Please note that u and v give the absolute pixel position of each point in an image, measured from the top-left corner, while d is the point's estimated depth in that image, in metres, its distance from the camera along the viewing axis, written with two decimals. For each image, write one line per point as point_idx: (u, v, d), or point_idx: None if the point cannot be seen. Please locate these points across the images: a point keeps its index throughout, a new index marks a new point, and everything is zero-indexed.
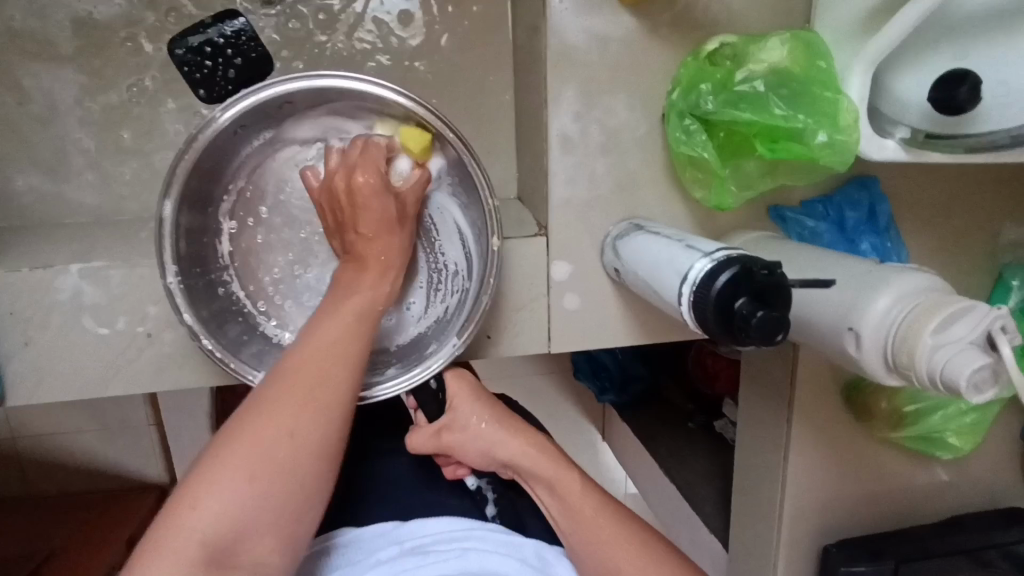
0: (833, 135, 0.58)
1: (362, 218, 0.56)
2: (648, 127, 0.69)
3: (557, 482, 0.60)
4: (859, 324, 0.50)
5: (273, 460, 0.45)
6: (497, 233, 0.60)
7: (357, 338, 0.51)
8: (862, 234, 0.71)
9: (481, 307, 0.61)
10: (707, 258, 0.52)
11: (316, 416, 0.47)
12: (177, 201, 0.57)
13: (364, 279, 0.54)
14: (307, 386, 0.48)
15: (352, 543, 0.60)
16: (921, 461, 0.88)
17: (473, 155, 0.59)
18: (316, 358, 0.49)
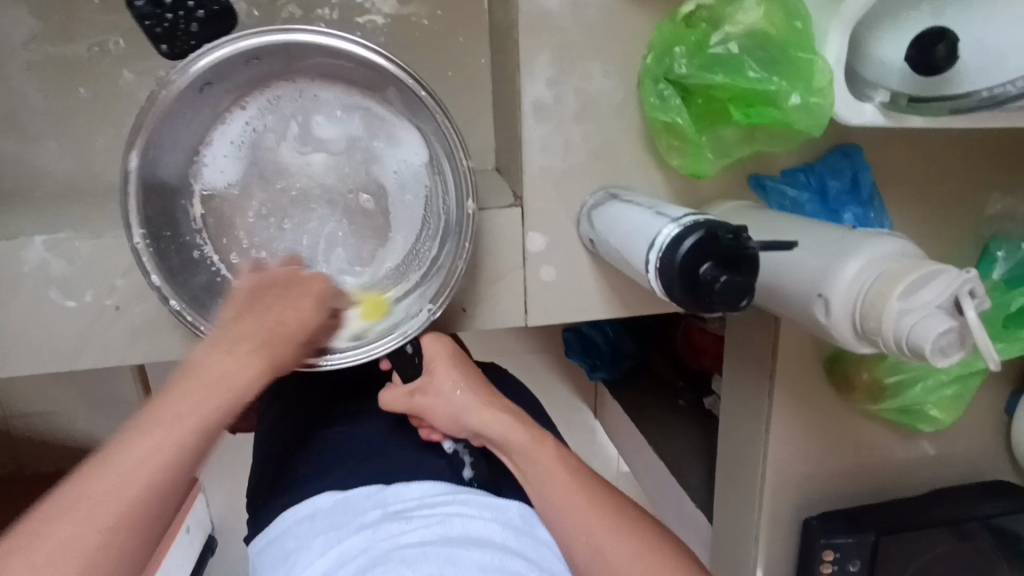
0: (807, 97, 0.57)
1: (288, 320, 0.53)
2: (625, 94, 0.68)
3: (527, 448, 0.59)
4: (829, 290, 0.49)
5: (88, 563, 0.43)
6: (472, 197, 0.61)
7: (214, 413, 0.49)
8: (845, 205, 0.69)
9: (456, 266, 0.62)
10: (674, 223, 0.51)
11: (151, 502, 0.45)
12: (142, 156, 0.57)
13: (243, 375, 0.50)
14: (144, 469, 0.45)
15: (333, 508, 0.57)
16: (903, 434, 0.88)
17: (446, 116, 0.60)
18: (139, 471, 0.45)
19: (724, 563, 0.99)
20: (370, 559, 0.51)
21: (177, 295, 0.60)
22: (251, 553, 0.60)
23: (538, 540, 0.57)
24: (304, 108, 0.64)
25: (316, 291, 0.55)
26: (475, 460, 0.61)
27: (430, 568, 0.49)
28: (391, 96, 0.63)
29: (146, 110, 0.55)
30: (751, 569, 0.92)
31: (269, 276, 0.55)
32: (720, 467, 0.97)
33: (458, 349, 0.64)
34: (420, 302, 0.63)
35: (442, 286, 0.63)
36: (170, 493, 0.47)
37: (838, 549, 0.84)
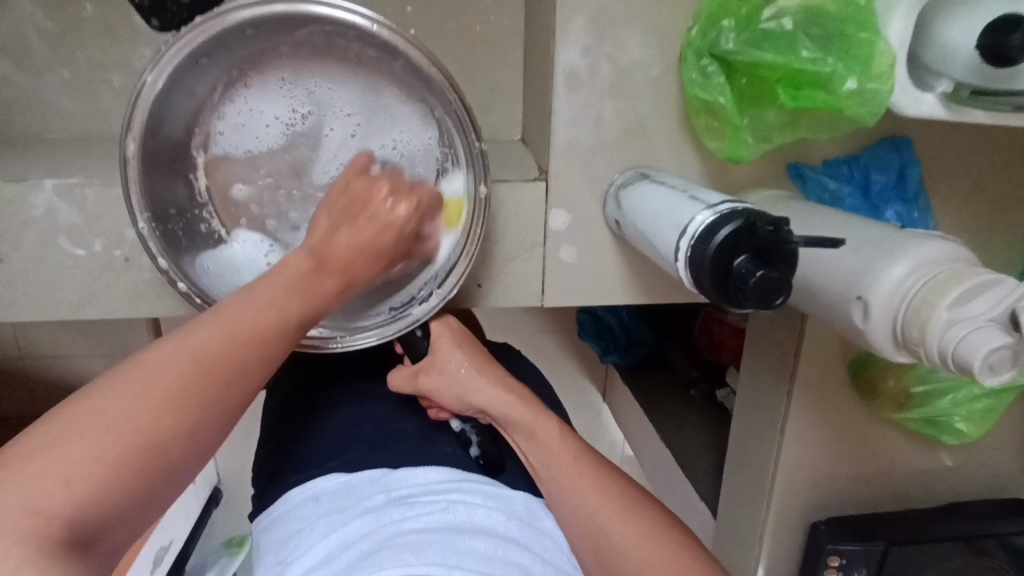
0: (864, 82, 0.53)
1: (367, 228, 0.49)
2: (664, 68, 0.64)
3: (530, 428, 0.58)
4: (869, 293, 0.46)
5: (161, 437, 0.38)
6: (484, 181, 0.58)
7: (282, 315, 0.44)
8: (887, 201, 0.66)
9: (472, 241, 0.59)
10: (710, 211, 0.48)
11: (209, 407, 0.40)
12: (139, 136, 0.53)
13: (325, 282, 0.47)
14: (212, 368, 0.41)
15: (337, 491, 0.55)
16: (924, 444, 0.85)
17: (459, 96, 0.56)
18: (226, 350, 0.41)
19: (726, 558, 0.97)
20: (372, 543, 0.49)
21: (185, 276, 0.57)
22: (255, 530, 0.59)
23: (542, 532, 0.55)
24: (303, 83, 0.58)
25: (395, 215, 0.51)
26: (481, 436, 0.61)
27: (433, 554, 0.47)
28: (401, 74, 0.57)
29: (140, 89, 0.52)
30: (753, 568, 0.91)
31: (349, 185, 0.52)
32: (730, 463, 0.95)
33: (464, 327, 0.62)
34: (431, 285, 0.60)
35: (453, 267, 0.60)
36: (232, 400, 0.42)
37: (846, 555, 0.82)
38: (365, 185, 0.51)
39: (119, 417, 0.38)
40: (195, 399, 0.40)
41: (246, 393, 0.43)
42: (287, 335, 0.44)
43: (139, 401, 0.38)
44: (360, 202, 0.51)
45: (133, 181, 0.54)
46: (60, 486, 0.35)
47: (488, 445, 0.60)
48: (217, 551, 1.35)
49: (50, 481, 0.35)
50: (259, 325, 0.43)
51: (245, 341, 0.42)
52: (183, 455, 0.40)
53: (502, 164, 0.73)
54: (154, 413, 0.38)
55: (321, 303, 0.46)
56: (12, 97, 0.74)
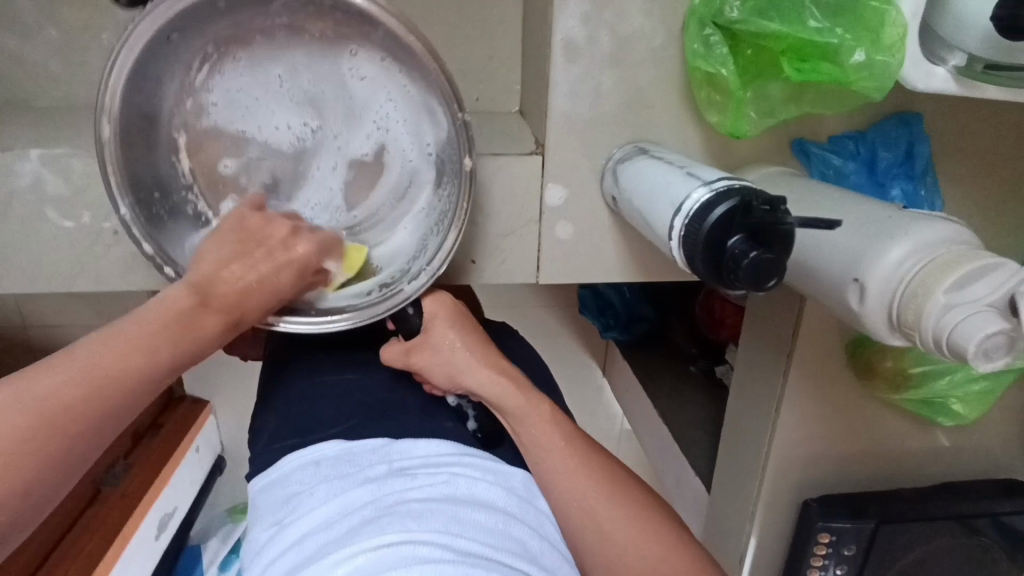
0: (872, 54, 0.50)
1: (252, 271, 0.47)
2: (665, 38, 0.62)
3: (521, 412, 0.57)
4: (866, 274, 0.45)
5: (17, 472, 0.39)
6: (469, 153, 0.55)
7: (156, 356, 0.44)
8: (894, 179, 0.64)
9: (457, 217, 0.57)
10: (707, 188, 0.47)
11: (58, 453, 0.40)
12: (112, 118, 0.52)
13: (207, 322, 0.46)
14: (64, 415, 0.40)
15: (338, 458, 0.55)
16: (920, 424, 0.84)
17: (440, 66, 0.53)
18: (86, 385, 0.41)
19: (718, 532, 0.99)
20: (374, 509, 0.49)
21: (172, 261, 0.56)
22: (251, 492, 0.60)
23: (539, 509, 0.55)
24: (279, 55, 0.56)
25: (294, 256, 0.49)
26: (478, 410, 0.60)
27: (435, 523, 0.47)
28: (386, 48, 0.55)
29: (110, 70, 0.50)
30: (743, 542, 0.92)
31: (245, 222, 0.49)
32: (724, 440, 0.95)
33: (460, 305, 0.61)
34: (419, 261, 0.59)
35: (439, 245, 0.58)
36: (87, 442, 0.42)
37: (836, 532, 0.83)
38: (262, 221, 0.49)
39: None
40: (41, 442, 0.40)
41: (103, 435, 0.43)
42: (159, 375, 0.44)
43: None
44: (253, 237, 0.48)
45: (110, 165, 0.53)
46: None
47: (485, 418, 0.60)
48: (220, 516, 1.37)
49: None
50: (126, 370, 0.42)
51: (105, 384, 0.42)
52: (31, 498, 0.40)
53: (497, 136, 0.71)
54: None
55: (204, 345, 0.46)
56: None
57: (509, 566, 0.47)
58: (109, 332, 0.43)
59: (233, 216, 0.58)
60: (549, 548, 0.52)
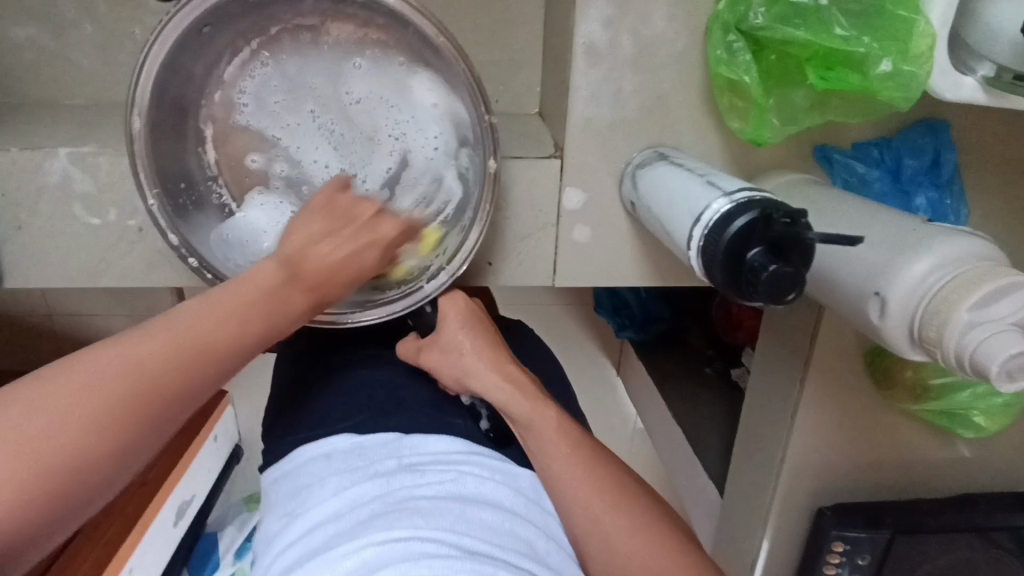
0: (900, 64, 0.49)
1: (343, 245, 0.50)
2: (688, 42, 0.61)
3: (529, 416, 0.57)
4: (887, 288, 0.44)
5: (100, 440, 0.39)
6: (494, 154, 0.55)
7: (238, 331, 0.44)
8: (918, 186, 0.63)
9: (481, 215, 0.58)
10: (727, 198, 0.46)
11: (139, 424, 0.40)
12: (147, 113, 0.52)
13: (293, 298, 0.47)
14: (151, 386, 0.40)
15: (348, 451, 0.56)
16: (940, 435, 0.83)
17: (469, 67, 0.54)
18: (172, 356, 0.41)
19: (731, 537, 0.98)
20: (383, 504, 0.50)
21: (197, 252, 0.56)
22: (264, 480, 0.60)
23: (545, 510, 0.55)
24: (311, 58, 0.59)
25: (380, 234, 0.53)
26: (491, 410, 0.62)
27: (443, 520, 0.48)
28: (415, 50, 0.58)
29: (141, 67, 0.51)
30: (755, 548, 0.91)
31: (332, 198, 0.52)
32: (738, 445, 0.95)
33: (473, 306, 0.62)
34: (439, 259, 0.61)
35: (463, 243, 0.59)
36: (170, 413, 0.42)
37: (850, 541, 0.82)
38: (348, 201, 0.53)
39: (39, 429, 0.38)
40: (126, 411, 0.40)
41: (180, 412, 0.42)
42: (240, 352, 0.44)
43: (65, 414, 0.38)
44: (342, 212, 0.52)
45: (142, 156, 0.53)
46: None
47: (498, 419, 0.62)
48: (236, 506, 1.40)
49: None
50: (211, 346, 0.43)
51: (190, 358, 0.42)
52: (112, 468, 0.40)
53: (516, 139, 0.71)
54: (79, 429, 0.38)
55: (284, 320, 0.47)
56: (26, 60, 0.74)
57: (514, 564, 0.47)
58: (196, 305, 0.44)
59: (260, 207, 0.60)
60: (555, 547, 0.52)
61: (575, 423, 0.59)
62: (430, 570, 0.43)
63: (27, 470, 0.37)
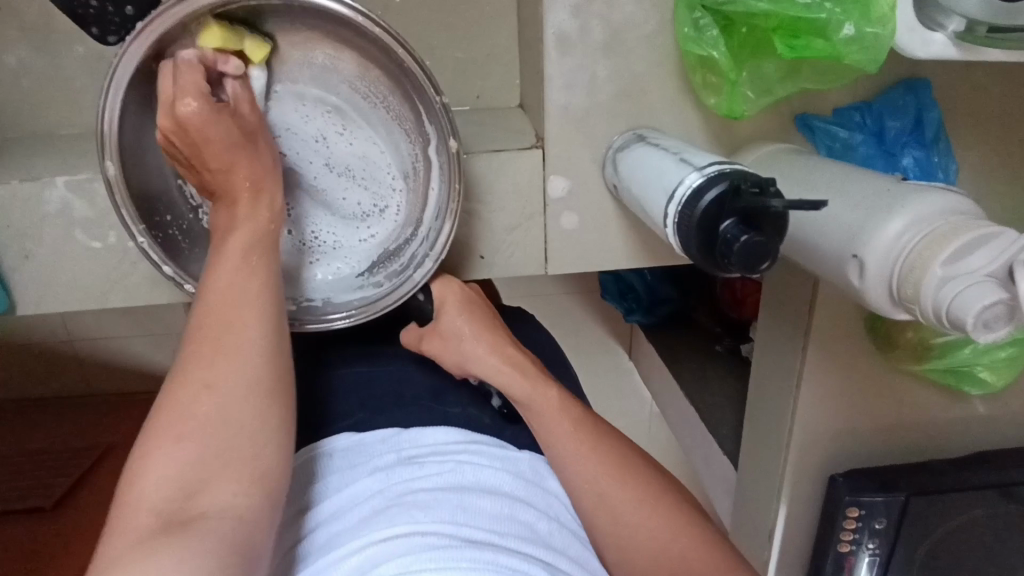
0: (862, 27, 0.50)
1: (209, 152, 0.51)
2: (658, 22, 0.62)
3: (530, 399, 0.58)
4: (864, 250, 0.45)
5: (208, 381, 0.43)
6: (454, 138, 0.58)
7: (241, 257, 0.49)
8: (905, 147, 0.63)
9: (453, 198, 0.60)
10: (698, 174, 0.47)
11: (221, 367, 0.44)
12: (117, 156, 0.55)
13: (238, 214, 0.52)
14: (210, 339, 0.45)
15: (348, 448, 0.57)
16: (948, 394, 0.83)
17: (410, 54, 0.55)
18: (211, 304, 0.46)
19: (748, 510, 0.99)
20: (383, 500, 0.51)
21: (191, 278, 0.60)
22: None
23: (547, 490, 0.57)
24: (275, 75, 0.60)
25: (198, 112, 0.50)
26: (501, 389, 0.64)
27: (442, 512, 0.49)
28: (361, 49, 0.59)
29: (104, 100, 0.52)
30: (771, 520, 0.92)
31: (163, 132, 0.52)
32: (747, 420, 0.95)
33: (472, 294, 0.65)
34: (422, 248, 0.62)
35: (440, 232, 0.61)
36: (238, 340, 0.45)
37: (865, 506, 0.82)
38: (172, 118, 0.51)
39: (166, 415, 0.42)
40: (204, 356, 0.44)
41: (250, 333, 0.46)
42: (248, 268, 0.48)
43: (169, 398, 0.43)
44: (192, 130, 0.51)
45: (123, 197, 0.56)
46: (147, 480, 0.40)
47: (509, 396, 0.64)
48: None
49: (148, 478, 0.40)
50: (232, 284, 0.47)
51: (225, 301, 0.46)
52: (239, 399, 0.43)
53: (496, 131, 0.72)
54: (181, 400, 0.42)
55: (252, 227, 0.51)
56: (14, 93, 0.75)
57: (517, 548, 0.48)
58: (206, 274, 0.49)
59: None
60: (558, 527, 0.53)
61: (578, 403, 0.60)
62: (432, 561, 0.44)
63: (172, 448, 0.41)
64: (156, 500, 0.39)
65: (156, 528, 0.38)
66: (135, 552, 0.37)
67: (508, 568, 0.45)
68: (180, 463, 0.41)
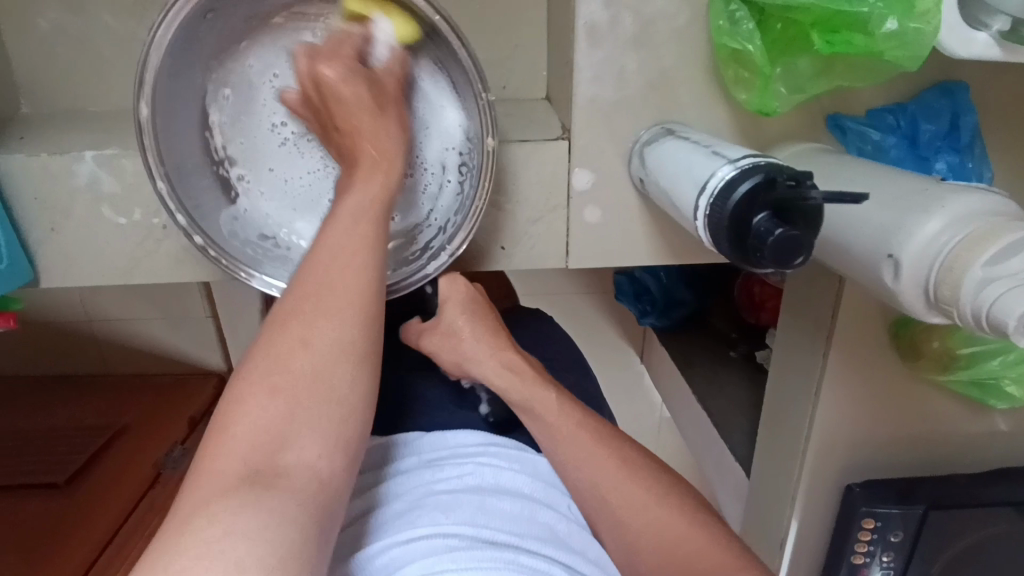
0: (905, 22, 0.48)
1: (337, 112, 0.54)
2: (690, 16, 0.61)
3: (528, 404, 0.57)
4: (899, 251, 0.43)
5: (309, 336, 0.43)
6: (492, 131, 0.57)
7: (356, 220, 0.48)
8: (939, 152, 0.61)
9: (479, 198, 0.59)
10: (731, 166, 0.46)
11: (318, 325, 0.43)
12: (152, 102, 0.54)
13: (359, 176, 0.51)
14: (307, 303, 0.44)
15: (374, 452, 0.58)
16: (971, 407, 0.81)
17: (465, 46, 0.54)
18: (319, 262, 0.46)
19: (759, 516, 0.97)
20: (406, 503, 0.51)
21: (202, 232, 0.60)
22: None
23: (565, 494, 0.56)
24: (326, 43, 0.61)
25: (326, 74, 0.54)
26: (488, 394, 0.64)
27: (461, 514, 0.49)
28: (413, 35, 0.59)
29: (147, 51, 0.52)
30: (783, 528, 0.91)
31: (305, 89, 0.56)
32: (764, 425, 0.93)
33: (475, 292, 0.62)
34: (441, 242, 0.62)
35: (460, 228, 0.61)
36: (338, 302, 0.44)
37: (880, 518, 0.81)
38: (309, 74, 0.54)
39: (262, 366, 0.42)
40: (307, 313, 0.44)
41: (349, 295, 0.45)
42: (355, 238, 0.47)
43: (259, 354, 0.43)
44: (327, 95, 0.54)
45: (150, 144, 0.56)
46: (240, 428, 0.40)
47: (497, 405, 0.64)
48: None
49: (240, 428, 0.40)
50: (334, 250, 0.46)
51: (329, 261, 0.46)
52: (334, 358, 0.43)
53: (524, 122, 0.71)
54: (278, 354, 0.42)
55: (368, 192, 0.50)
56: (43, 70, 0.76)
57: (537, 550, 0.48)
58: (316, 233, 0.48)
59: (297, 180, 0.63)
60: (576, 528, 0.53)
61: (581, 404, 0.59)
62: (452, 562, 0.44)
63: (258, 403, 0.41)
64: (249, 450, 0.40)
65: (239, 481, 0.38)
66: (224, 504, 0.37)
67: (530, 569, 0.45)
68: (269, 417, 0.40)
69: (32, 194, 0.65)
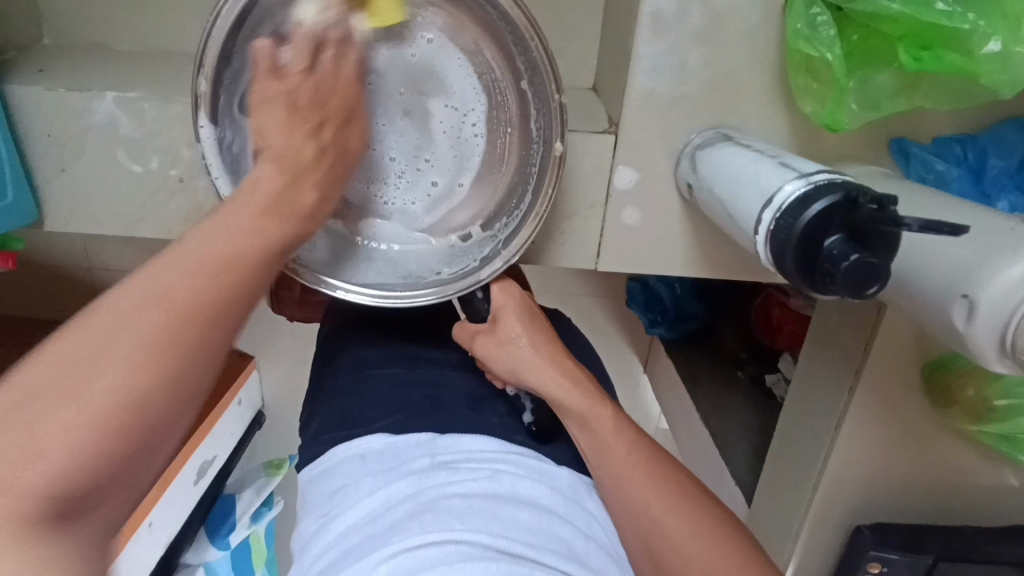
0: (1010, 43, 0.47)
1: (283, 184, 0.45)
2: (763, 16, 0.57)
3: (583, 416, 0.54)
4: (979, 291, 0.40)
5: (149, 361, 0.34)
6: (561, 136, 0.53)
7: (250, 243, 0.40)
8: (1002, 190, 0.57)
9: (541, 201, 0.55)
10: (803, 180, 0.43)
11: (172, 355, 0.35)
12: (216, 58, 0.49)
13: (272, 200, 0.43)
14: (127, 298, 0.35)
15: (383, 452, 0.54)
16: (994, 460, 0.78)
17: (541, 42, 0.51)
18: (194, 275, 0.37)
19: None
20: (416, 503, 0.49)
21: None
22: (301, 481, 0.60)
23: (586, 511, 0.53)
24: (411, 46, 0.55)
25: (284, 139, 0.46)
26: (535, 403, 0.59)
27: (476, 522, 0.47)
28: (489, 23, 0.55)
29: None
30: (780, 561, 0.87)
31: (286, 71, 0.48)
32: (773, 454, 0.90)
33: (528, 301, 0.59)
34: (495, 246, 0.57)
35: (518, 233, 0.56)
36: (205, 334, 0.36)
37: (887, 563, 0.78)
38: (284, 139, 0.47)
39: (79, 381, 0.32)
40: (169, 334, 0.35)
41: (214, 337, 0.37)
42: (245, 258, 0.39)
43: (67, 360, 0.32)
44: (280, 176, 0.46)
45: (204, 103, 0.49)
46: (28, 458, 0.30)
47: (542, 413, 0.59)
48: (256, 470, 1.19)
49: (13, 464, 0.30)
50: (212, 262, 0.38)
51: (202, 276, 0.37)
52: (173, 405, 0.35)
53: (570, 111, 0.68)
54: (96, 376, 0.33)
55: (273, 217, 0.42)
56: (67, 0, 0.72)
57: (554, 566, 0.46)
58: (208, 230, 0.39)
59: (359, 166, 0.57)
60: (595, 548, 0.50)
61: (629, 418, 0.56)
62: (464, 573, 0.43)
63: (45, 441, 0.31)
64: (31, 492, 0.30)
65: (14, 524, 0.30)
66: None
67: None
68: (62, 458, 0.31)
69: (44, 128, 0.61)
